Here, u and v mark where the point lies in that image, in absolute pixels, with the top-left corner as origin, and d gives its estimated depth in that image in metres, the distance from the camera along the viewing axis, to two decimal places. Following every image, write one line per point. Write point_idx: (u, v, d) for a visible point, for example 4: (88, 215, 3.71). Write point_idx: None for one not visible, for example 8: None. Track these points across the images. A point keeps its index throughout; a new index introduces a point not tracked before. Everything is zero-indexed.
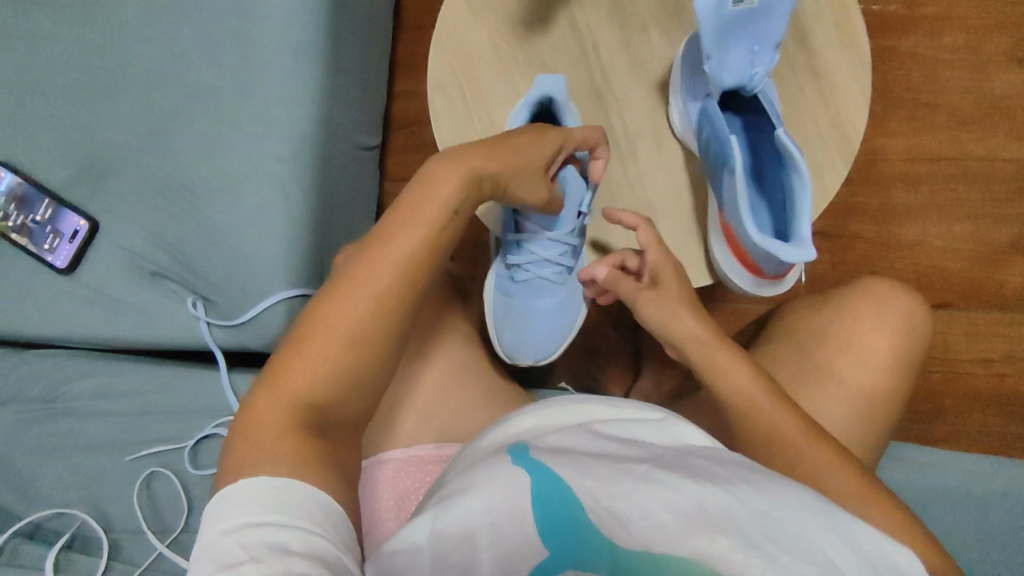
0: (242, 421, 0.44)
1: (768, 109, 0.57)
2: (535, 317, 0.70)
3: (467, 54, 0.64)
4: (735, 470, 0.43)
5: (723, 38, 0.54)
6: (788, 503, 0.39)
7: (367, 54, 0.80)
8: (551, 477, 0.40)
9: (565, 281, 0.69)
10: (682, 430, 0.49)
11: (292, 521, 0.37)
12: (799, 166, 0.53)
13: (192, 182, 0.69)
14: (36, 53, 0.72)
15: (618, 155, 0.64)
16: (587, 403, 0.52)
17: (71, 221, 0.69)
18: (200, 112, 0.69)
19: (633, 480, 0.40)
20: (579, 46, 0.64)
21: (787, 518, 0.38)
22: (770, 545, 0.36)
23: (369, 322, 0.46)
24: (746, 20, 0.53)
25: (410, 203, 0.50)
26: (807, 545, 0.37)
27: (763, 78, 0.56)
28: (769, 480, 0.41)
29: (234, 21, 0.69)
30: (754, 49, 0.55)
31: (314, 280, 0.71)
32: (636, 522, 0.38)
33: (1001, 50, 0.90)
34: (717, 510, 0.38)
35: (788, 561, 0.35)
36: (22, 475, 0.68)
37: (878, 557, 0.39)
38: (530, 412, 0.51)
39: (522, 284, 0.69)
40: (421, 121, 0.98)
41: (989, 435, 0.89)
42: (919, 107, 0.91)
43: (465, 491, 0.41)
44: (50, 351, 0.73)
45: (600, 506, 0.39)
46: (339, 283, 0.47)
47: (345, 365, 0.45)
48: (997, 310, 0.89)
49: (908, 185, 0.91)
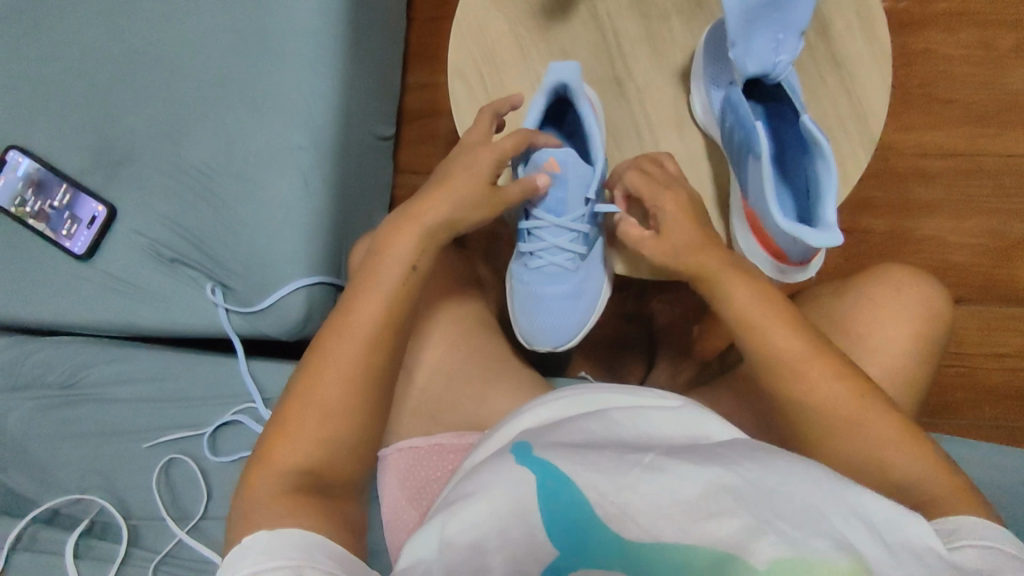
0: (243, 496, 0.45)
1: (792, 97, 0.57)
2: (545, 306, 0.67)
3: (490, 42, 0.64)
4: (743, 451, 0.42)
5: (748, 25, 0.54)
6: (795, 480, 0.38)
7: (385, 44, 0.79)
8: (556, 476, 0.40)
9: (579, 269, 0.66)
10: (700, 417, 0.49)
11: (295, 561, 0.40)
12: (826, 153, 0.53)
13: (210, 169, 0.69)
14: (55, 38, 0.71)
15: (640, 144, 0.65)
16: (600, 393, 0.52)
17: (90, 206, 0.69)
18: (220, 100, 0.69)
19: (637, 470, 0.39)
20: (600, 35, 0.64)
21: (795, 494, 0.37)
22: (778, 522, 0.35)
23: (346, 383, 0.47)
24: (773, 8, 0.53)
25: (394, 240, 0.52)
26: (819, 520, 0.36)
27: (788, 66, 0.56)
28: (776, 459, 0.40)
29: (254, 8, 0.69)
30: (779, 37, 0.55)
31: (332, 268, 0.70)
32: (645, 515, 0.37)
33: (1015, 46, 0.90)
34: (724, 492, 0.37)
35: (798, 537, 0.35)
36: (42, 460, 0.68)
37: (898, 531, 0.37)
38: (541, 405, 0.51)
39: (535, 271, 0.66)
40: (435, 112, 0.98)
41: (999, 428, 0.90)
42: (932, 102, 0.92)
43: (474, 494, 0.41)
44: (68, 338, 0.73)
45: (607, 500, 0.38)
46: (313, 356, 0.49)
47: (327, 431, 0.47)
48: (1008, 305, 0.90)
49: (920, 180, 0.91)
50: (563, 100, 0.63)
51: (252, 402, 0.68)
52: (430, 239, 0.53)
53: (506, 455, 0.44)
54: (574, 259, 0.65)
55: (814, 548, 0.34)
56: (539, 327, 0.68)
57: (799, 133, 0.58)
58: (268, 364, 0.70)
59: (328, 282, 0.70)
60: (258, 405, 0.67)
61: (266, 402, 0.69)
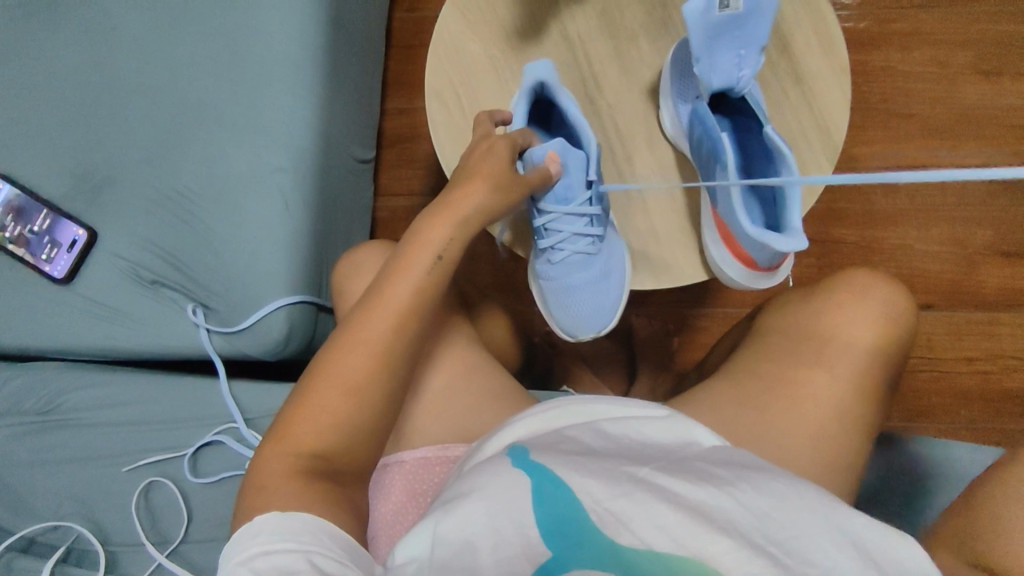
0: (254, 477, 0.45)
1: (756, 110, 0.60)
2: (578, 296, 0.68)
3: (465, 63, 0.66)
4: (735, 469, 0.43)
5: (712, 40, 0.57)
6: (787, 504, 0.39)
7: (363, 69, 0.81)
8: (554, 482, 0.40)
9: (600, 250, 0.66)
10: (687, 426, 0.49)
11: (300, 546, 0.40)
12: (790, 161, 0.56)
13: (191, 191, 0.70)
14: (36, 67, 0.72)
15: (612, 157, 0.67)
16: (594, 403, 0.53)
17: (70, 231, 0.69)
18: (201, 124, 0.70)
19: (633, 483, 0.40)
20: (571, 55, 0.66)
21: (787, 519, 0.38)
22: (769, 546, 0.36)
23: (368, 369, 0.47)
24: (733, 25, 0.56)
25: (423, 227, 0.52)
26: (807, 547, 0.37)
27: (751, 81, 0.58)
28: (769, 480, 0.41)
29: (234, 36, 0.71)
30: (741, 52, 0.58)
31: (313, 287, 0.71)
32: (639, 522, 0.38)
33: (967, 64, 0.95)
34: (718, 512, 0.38)
35: (788, 562, 0.36)
36: (18, 488, 0.67)
37: (883, 550, 0.38)
38: (532, 414, 0.51)
39: (558, 266, 0.67)
40: (414, 137, 1.00)
41: (975, 431, 0.92)
42: (893, 118, 0.95)
43: (469, 493, 0.41)
44: (47, 363, 0.72)
45: (602, 507, 0.39)
46: (340, 335, 0.48)
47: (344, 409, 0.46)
48: (976, 310, 0.92)
49: (887, 191, 0.95)
50: (544, 100, 0.65)
51: (233, 422, 0.68)
52: (458, 230, 0.52)
53: (505, 457, 0.44)
54: (595, 243, 0.66)
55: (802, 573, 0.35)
56: (579, 322, 0.69)
57: (763, 142, 0.60)
58: (249, 383, 0.70)
59: (309, 301, 0.70)
60: (240, 425, 0.67)
61: (247, 421, 0.69)
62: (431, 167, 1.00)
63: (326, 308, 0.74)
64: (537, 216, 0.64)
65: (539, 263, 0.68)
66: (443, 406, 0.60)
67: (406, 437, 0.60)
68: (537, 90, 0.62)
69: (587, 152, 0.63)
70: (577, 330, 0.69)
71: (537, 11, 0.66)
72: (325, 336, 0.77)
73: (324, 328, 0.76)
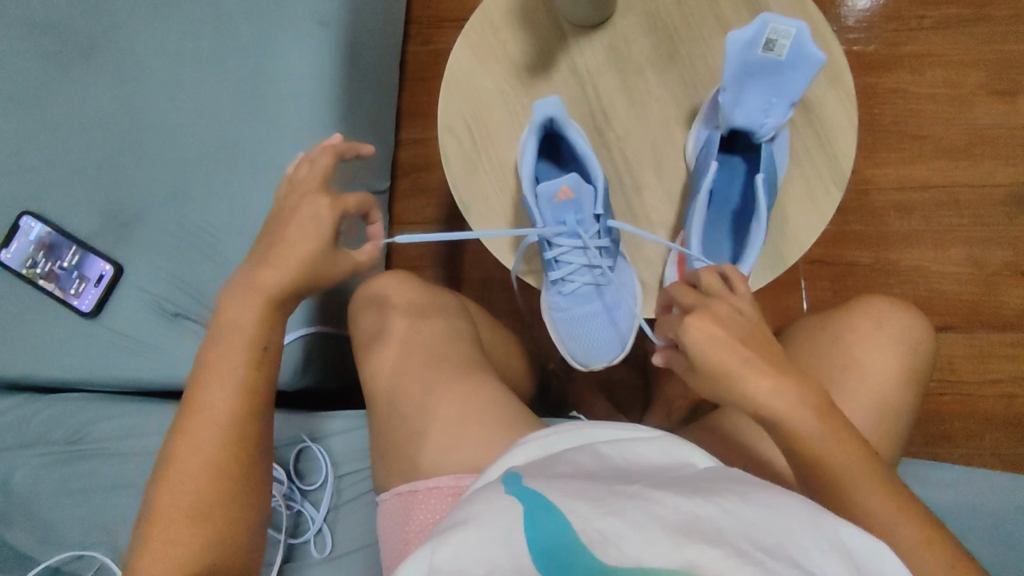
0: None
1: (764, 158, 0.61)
2: (589, 327, 0.69)
3: (475, 98, 0.68)
4: (725, 486, 0.42)
5: (743, 80, 0.60)
6: (773, 515, 0.38)
7: (377, 103, 0.84)
8: (546, 507, 0.38)
9: (609, 281, 0.68)
10: (683, 449, 0.50)
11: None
12: (762, 212, 0.59)
13: (213, 227, 0.72)
14: (68, 109, 0.75)
15: (622, 187, 0.68)
16: (586, 429, 0.54)
17: (97, 266, 0.72)
18: (223, 161, 0.73)
19: (622, 502, 0.38)
20: (580, 88, 0.68)
21: (773, 530, 0.36)
22: (757, 555, 0.34)
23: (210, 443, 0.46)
24: (771, 71, 0.59)
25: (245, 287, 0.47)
26: (792, 555, 0.35)
27: (772, 130, 0.61)
28: (759, 496, 0.40)
29: (255, 74, 0.73)
30: (772, 100, 0.61)
31: (331, 317, 0.73)
32: (627, 539, 0.35)
33: (978, 84, 0.95)
34: (703, 522, 0.36)
35: (775, 568, 0.34)
36: (46, 517, 0.69)
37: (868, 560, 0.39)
38: (532, 440, 0.52)
39: (569, 296, 0.69)
40: (430, 166, 1.02)
41: (1001, 456, 0.90)
42: (907, 139, 0.95)
43: (463, 524, 0.40)
44: (72, 395, 0.75)
45: (591, 526, 0.36)
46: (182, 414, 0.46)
47: (203, 496, 0.45)
48: (998, 331, 0.91)
49: (901, 213, 0.94)
50: (554, 133, 0.66)
51: None
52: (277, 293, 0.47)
53: (498, 485, 0.43)
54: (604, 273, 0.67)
55: None
56: (592, 353, 0.70)
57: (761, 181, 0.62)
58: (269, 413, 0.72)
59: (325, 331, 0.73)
60: None
61: None
62: (445, 196, 1.01)
63: (343, 338, 0.76)
64: (548, 249, 0.65)
65: (549, 295, 0.69)
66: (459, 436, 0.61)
67: (420, 469, 0.61)
68: (546, 125, 0.63)
69: (597, 186, 0.64)
70: (591, 358, 0.70)
71: (545, 48, 0.68)
72: (341, 366, 0.78)
73: (341, 358, 0.77)
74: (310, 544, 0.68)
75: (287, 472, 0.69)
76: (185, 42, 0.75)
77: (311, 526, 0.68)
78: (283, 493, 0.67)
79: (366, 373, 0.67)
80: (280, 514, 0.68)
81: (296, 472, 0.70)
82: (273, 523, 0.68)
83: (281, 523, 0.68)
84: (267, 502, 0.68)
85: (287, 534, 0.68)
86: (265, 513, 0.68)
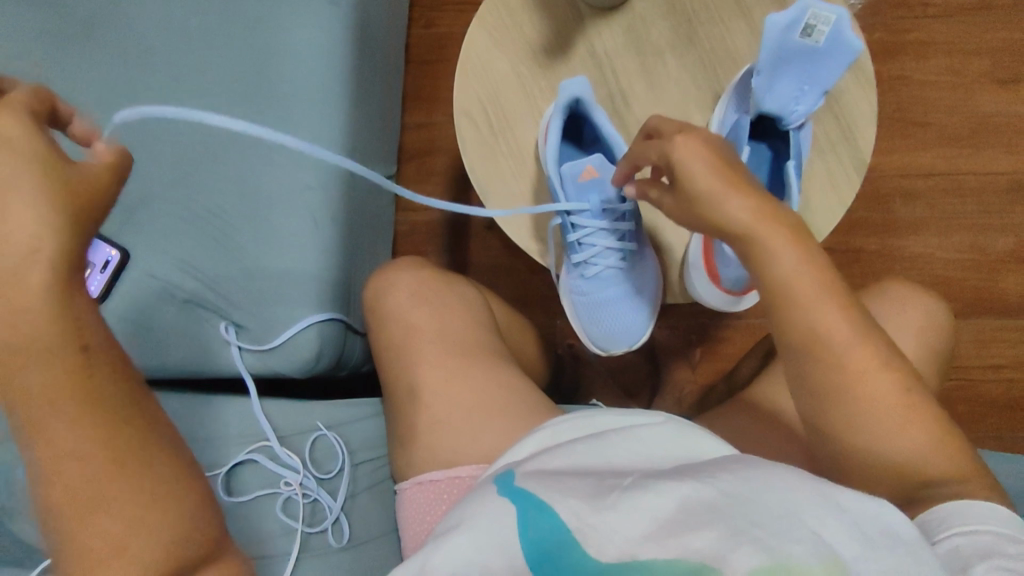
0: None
1: (795, 147, 0.60)
2: (609, 312, 0.69)
3: (493, 80, 0.67)
4: (721, 465, 0.40)
5: (779, 65, 0.58)
6: (771, 486, 0.36)
7: (384, 86, 0.82)
8: (539, 505, 0.39)
9: (631, 265, 0.68)
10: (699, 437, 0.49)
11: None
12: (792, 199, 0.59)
13: (221, 209, 0.70)
14: (65, 87, 0.72)
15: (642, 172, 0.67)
16: (595, 417, 0.53)
17: (103, 251, 0.69)
18: (230, 143, 0.71)
19: (616, 492, 0.38)
20: (599, 71, 0.67)
21: (771, 502, 0.35)
22: (755, 531, 0.33)
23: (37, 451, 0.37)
24: (807, 57, 0.58)
25: None
26: (792, 526, 0.33)
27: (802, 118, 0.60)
28: (752, 467, 0.38)
29: (262, 53, 0.71)
30: (804, 88, 0.59)
31: (343, 304, 0.72)
32: (619, 534, 0.35)
33: (982, 71, 0.96)
34: (700, 505, 0.35)
35: (773, 543, 0.32)
36: None
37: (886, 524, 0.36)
38: (542, 431, 0.52)
39: (591, 279, 0.68)
40: (433, 150, 1.01)
41: (1003, 439, 0.91)
42: (911, 126, 0.96)
43: (456, 527, 0.40)
44: None
45: (584, 524, 0.36)
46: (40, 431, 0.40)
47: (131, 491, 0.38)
48: (1002, 317, 0.92)
49: (908, 199, 0.95)
50: (578, 114, 0.65)
51: (267, 440, 0.69)
52: None
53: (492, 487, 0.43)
54: (626, 258, 0.67)
55: (791, 555, 0.32)
56: (611, 338, 0.70)
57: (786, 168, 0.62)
58: (284, 403, 0.71)
59: (338, 318, 0.72)
60: (274, 443, 0.68)
61: (281, 440, 0.69)
62: (449, 181, 1.00)
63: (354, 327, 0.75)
64: (571, 231, 0.65)
65: (572, 278, 0.69)
66: (481, 422, 0.60)
67: (442, 455, 0.60)
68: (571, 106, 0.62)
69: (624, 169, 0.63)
70: (611, 342, 0.71)
71: (563, 29, 0.67)
72: (353, 354, 0.76)
73: (353, 347, 0.76)
74: (327, 533, 0.66)
75: (302, 461, 0.68)
76: (189, 22, 0.73)
77: (328, 516, 0.66)
78: (298, 482, 0.66)
79: (383, 361, 0.66)
80: (296, 504, 0.66)
81: (311, 460, 0.68)
82: (289, 513, 0.66)
83: (297, 513, 0.66)
84: (283, 491, 0.66)
85: (304, 523, 0.66)
86: (281, 502, 0.66)
